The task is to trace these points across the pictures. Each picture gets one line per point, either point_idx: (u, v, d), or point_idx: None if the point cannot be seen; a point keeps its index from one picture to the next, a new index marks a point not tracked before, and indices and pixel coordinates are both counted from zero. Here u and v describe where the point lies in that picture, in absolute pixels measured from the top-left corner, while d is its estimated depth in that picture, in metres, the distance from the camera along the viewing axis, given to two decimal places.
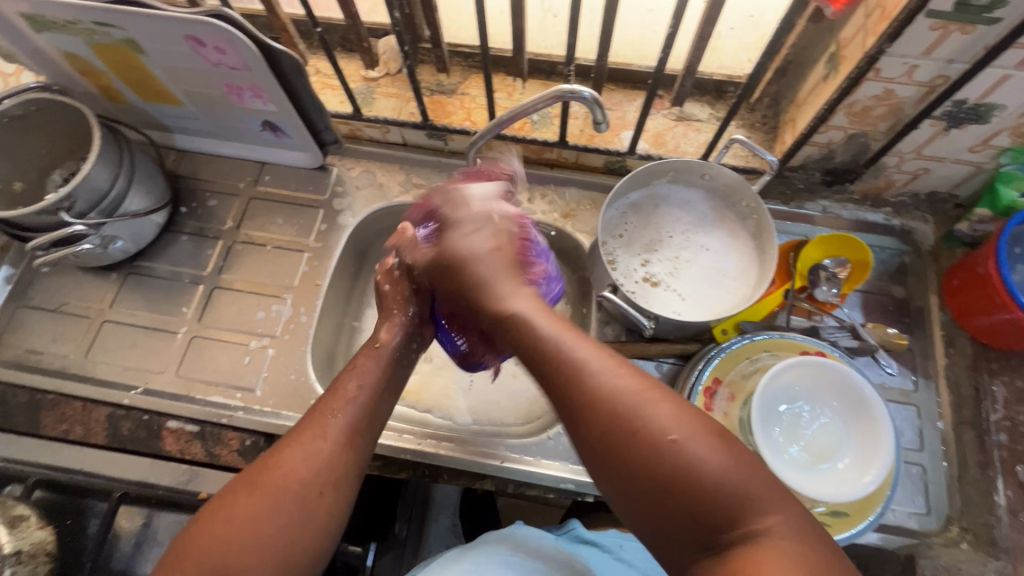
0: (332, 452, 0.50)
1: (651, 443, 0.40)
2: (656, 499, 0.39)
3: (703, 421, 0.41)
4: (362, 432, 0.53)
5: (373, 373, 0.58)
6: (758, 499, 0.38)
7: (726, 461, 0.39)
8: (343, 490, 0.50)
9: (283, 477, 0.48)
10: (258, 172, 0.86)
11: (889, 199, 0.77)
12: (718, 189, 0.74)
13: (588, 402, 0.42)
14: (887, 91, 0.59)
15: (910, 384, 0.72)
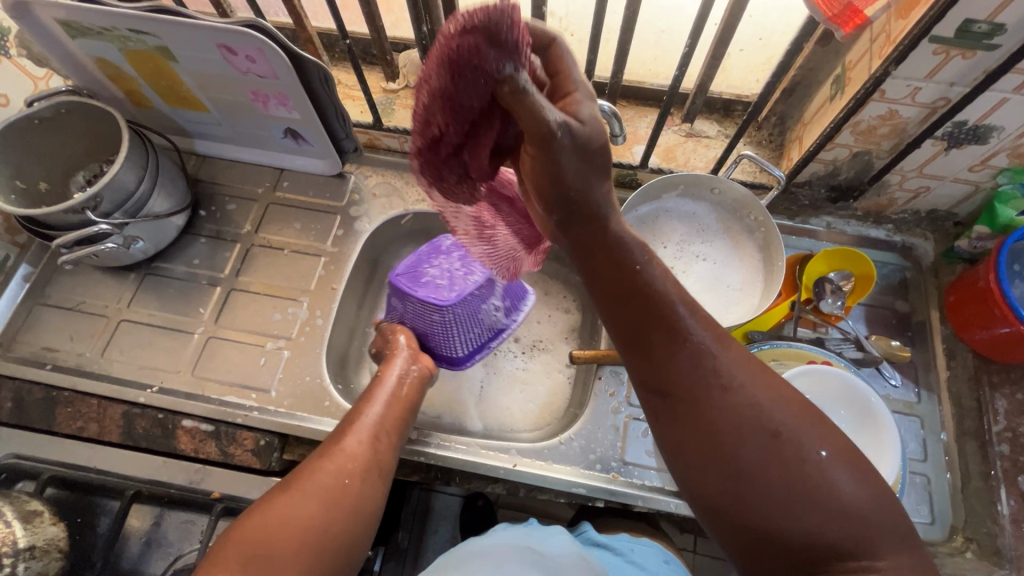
0: (363, 454, 0.56)
1: (786, 453, 0.41)
2: (776, 516, 0.40)
3: (837, 439, 0.42)
4: (379, 444, 0.59)
5: (385, 398, 0.65)
6: (881, 528, 0.39)
7: (864, 489, 0.40)
8: (368, 491, 0.54)
9: (323, 473, 0.52)
10: (277, 177, 0.88)
11: (890, 216, 0.80)
12: (726, 202, 0.76)
13: (721, 406, 0.43)
14: (891, 111, 0.62)
15: (913, 396, 0.73)
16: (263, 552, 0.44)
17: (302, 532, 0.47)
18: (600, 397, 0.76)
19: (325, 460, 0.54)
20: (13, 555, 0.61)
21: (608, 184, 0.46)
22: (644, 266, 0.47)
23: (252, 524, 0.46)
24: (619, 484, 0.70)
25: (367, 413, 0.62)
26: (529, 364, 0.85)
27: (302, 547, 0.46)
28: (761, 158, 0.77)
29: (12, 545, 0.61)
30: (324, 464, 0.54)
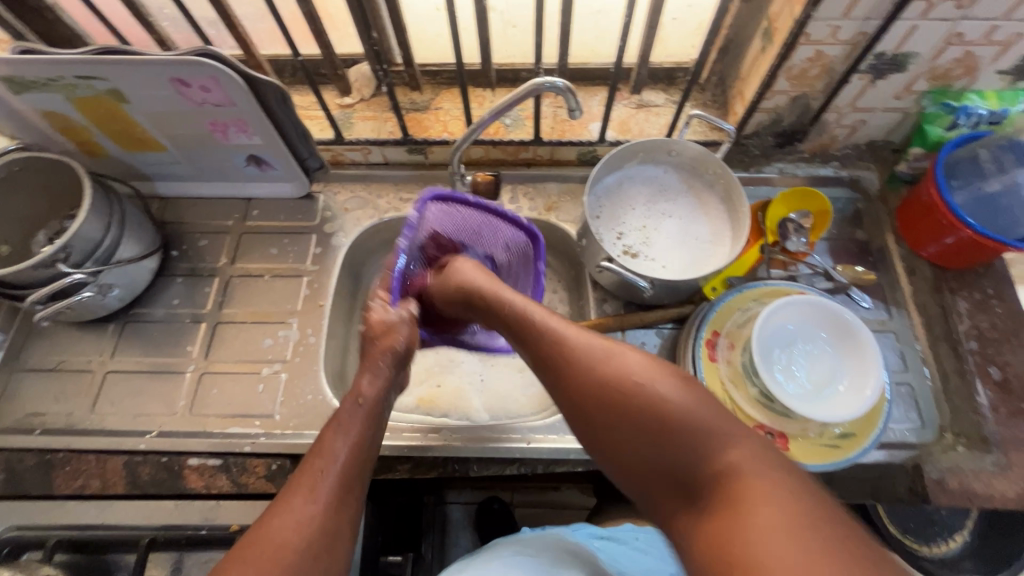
0: (328, 515, 0.46)
1: (622, 391, 0.45)
2: (631, 450, 0.44)
3: (662, 371, 0.46)
4: (354, 489, 0.50)
5: (357, 426, 0.54)
6: (711, 427, 0.42)
7: (688, 395, 0.44)
8: (342, 556, 0.46)
9: (287, 547, 0.43)
10: (246, 207, 0.88)
11: (835, 153, 0.86)
12: (684, 162, 0.80)
13: (571, 368, 0.49)
14: (818, 53, 0.67)
15: (885, 314, 0.78)
16: None
17: None
18: None
19: (291, 527, 0.44)
20: None
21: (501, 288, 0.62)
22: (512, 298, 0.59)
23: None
24: None
25: (337, 445, 0.51)
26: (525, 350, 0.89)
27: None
28: (710, 116, 0.81)
29: None
30: (287, 532, 0.44)
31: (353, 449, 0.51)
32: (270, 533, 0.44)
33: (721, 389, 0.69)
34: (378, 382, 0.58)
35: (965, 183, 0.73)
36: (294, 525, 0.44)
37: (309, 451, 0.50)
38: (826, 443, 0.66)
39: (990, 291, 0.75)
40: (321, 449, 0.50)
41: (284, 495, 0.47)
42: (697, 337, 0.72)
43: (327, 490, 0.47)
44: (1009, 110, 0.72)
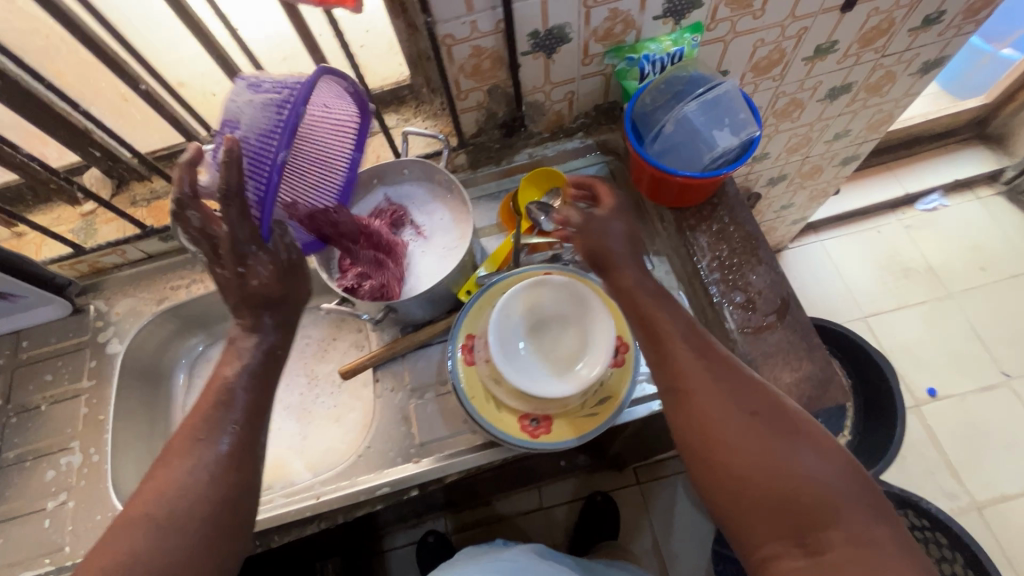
0: (220, 465, 0.53)
1: (776, 437, 0.53)
2: (749, 496, 0.52)
3: (818, 430, 0.54)
4: (249, 441, 0.55)
5: (249, 375, 0.58)
6: (852, 507, 0.50)
7: (831, 464, 0.52)
8: (236, 503, 0.53)
9: (172, 489, 0.51)
10: (15, 341, 0.85)
11: (573, 126, 0.88)
12: (421, 177, 0.82)
13: (694, 398, 0.56)
14: (475, 48, 0.69)
15: (648, 266, 0.81)
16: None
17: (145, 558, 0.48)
18: (384, 397, 0.76)
19: (193, 478, 0.52)
20: None
21: (629, 257, 0.63)
22: (640, 300, 0.61)
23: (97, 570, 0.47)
24: (420, 467, 0.70)
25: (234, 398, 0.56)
26: (340, 398, 0.89)
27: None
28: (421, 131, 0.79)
29: None
30: (186, 482, 0.51)
31: (248, 400, 0.57)
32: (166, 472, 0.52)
33: (481, 391, 0.68)
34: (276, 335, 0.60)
35: (651, 134, 0.75)
36: (193, 479, 0.52)
37: (207, 398, 0.56)
38: (588, 413, 0.67)
39: (726, 220, 0.77)
40: (220, 403, 0.56)
41: (181, 447, 0.53)
42: (452, 345, 0.71)
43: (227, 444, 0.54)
44: (683, 47, 0.75)
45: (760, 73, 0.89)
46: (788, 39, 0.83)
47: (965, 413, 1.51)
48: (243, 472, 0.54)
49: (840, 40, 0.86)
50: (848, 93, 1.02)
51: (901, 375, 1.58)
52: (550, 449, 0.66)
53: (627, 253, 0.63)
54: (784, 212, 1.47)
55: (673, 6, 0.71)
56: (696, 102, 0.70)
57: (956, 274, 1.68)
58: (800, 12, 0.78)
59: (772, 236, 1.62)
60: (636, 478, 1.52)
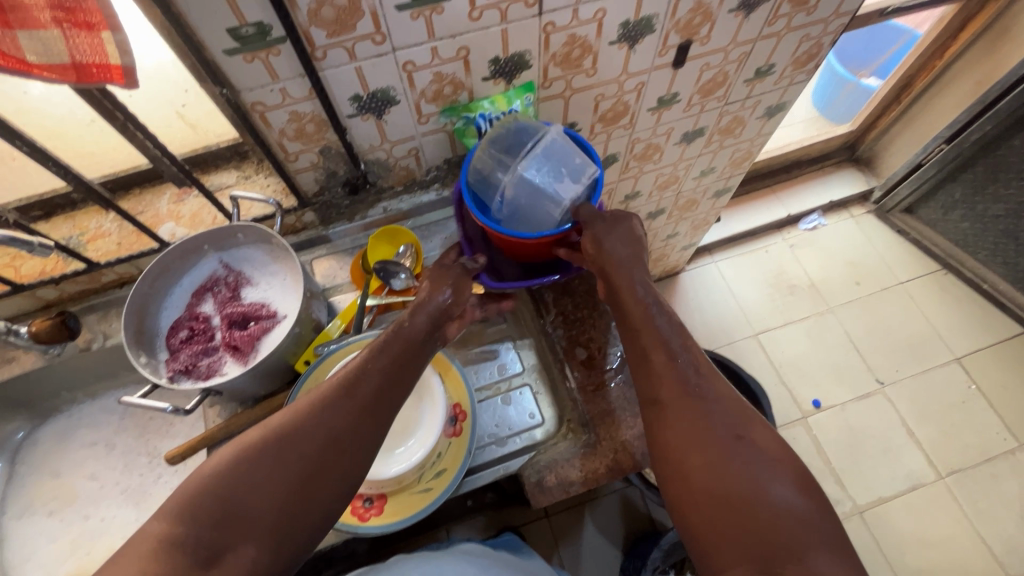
0: (349, 415, 0.56)
1: (749, 457, 0.53)
2: (711, 507, 0.51)
3: (795, 465, 0.53)
4: (383, 404, 0.59)
5: (398, 342, 0.63)
6: (820, 544, 0.47)
7: (802, 496, 0.51)
8: (354, 461, 0.55)
9: (309, 420, 0.55)
10: None
11: (427, 178, 0.86)
12: (258, 239, 0.77)
13: (669, 409, 0.58)
14: (293, 113, 0.66)
15: (501, 322, 0.79)
16: (236, 488, 0.49)
17: (269, 473, 0.51)
18: None
19: (324, 421, 0.55)
20: None
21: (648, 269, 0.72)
22: (649, 311, 0.66)
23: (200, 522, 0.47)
24: None
25: (377, 360, 0.61)
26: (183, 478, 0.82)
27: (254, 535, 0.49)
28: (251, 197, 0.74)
29: None
30: (317, 424, 0.55)
31: (388, 364, 0.61)
32: (298, 405, 0.57)
33: None
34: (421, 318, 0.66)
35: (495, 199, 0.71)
36: (328, 414, 0.55)
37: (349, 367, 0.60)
38: (422, 489, 0.65)
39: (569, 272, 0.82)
40: (356, 371, 0.59)
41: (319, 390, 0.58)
42: None
43: (361, 392, 0.58)
44: (518, 106, 0.75)
45: (609, 123, 0.91)
46: (628, 93, 0.85)
47: (845, 423, 1.61)
48: (362, 429, 0.56)
49: (680, 92, 0.90)
50: (702, 136, 1.06)
51: (789, 389, 1.66)
52: (382, 530, 0.63)
53: (634, 267, 0.70)
54: (671, 239, 1.52)
55: (499, 68, 0.71)
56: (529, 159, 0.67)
57: (835, 289, 1.80)
58: (632, 69, 0.80)
59: (666, 261, 1.68)
60: (544, 511, 1.52)
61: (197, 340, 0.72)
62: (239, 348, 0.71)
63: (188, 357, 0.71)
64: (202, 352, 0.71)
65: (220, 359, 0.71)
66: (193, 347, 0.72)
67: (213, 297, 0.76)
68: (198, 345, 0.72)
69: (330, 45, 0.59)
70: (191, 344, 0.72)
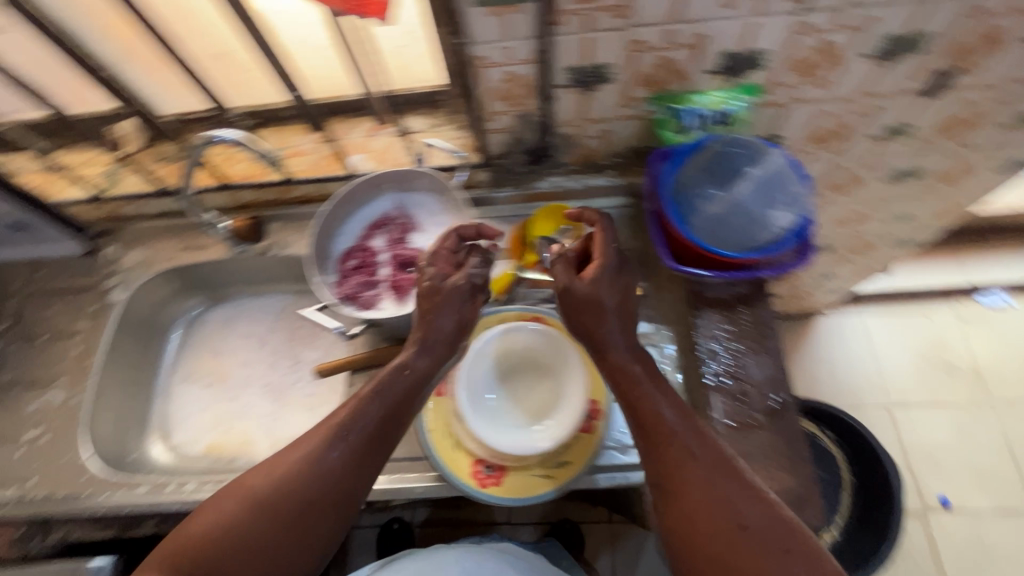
0: (333, 470, 0.54)
1: (764, 548, 0.49)
2: None
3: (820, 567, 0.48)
4: (370, 457, 0.56)
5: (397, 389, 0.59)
6: None
7: None
8: (332, 521, 0.54)
9: (294, 484, 0.53)
10: (32, 271, 0.90)
11: (604, 162, 0.83)
12: (434, 187, 0.80)
13: (684, 495, 0.52)
14: (509, 73, 0.65)
15: (647, 328, 0.76)
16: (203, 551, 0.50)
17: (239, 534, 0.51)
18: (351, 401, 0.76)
19: (309, 485, 0.53)
20: None
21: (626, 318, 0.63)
22: (640, 379, 0.59)
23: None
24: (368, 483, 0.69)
25: (366, 404, 0.57)
26: (317, 389, 0.89)
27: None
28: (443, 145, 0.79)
29: None
30: (300, 489, 0.53)
31: (376, 421, 0.57)
32: (274, 460, 0.55)
33: (443, 426, 0.67)
34: (375, 411, 0.57)
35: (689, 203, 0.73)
36: (315, 472, 0.54)
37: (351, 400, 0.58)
38: (541, 474, 0.64)
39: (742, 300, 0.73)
40: (357, 411, 0.57)
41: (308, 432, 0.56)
42: None
43: (343, 449, 0.55)
44: (733, 107, 0.69)
45: (818, 144, 0.81)
46: (855, 115, 0.76)
47: (973, 533, 1.40)
48: (350, 482, 0.55)
49: (915, 124, 0.78)
50: (914, 178, 0.93)
51: (913, 476, 1.47)
52: (498, 501, 0.64)
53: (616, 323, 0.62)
54: (824, 280, 1.38)
55: (729, 64, 0.65)
56: (745, 181, 0.73)
57: (1002, 381, 1.55)
58: (873, 91, 0.71)
59: (807, 300, 1.53)
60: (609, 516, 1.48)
61: (364, 272, 0.77)
62: (400, 291, 0.75)
63: (355, 285, 0.76)
64: (367, 285, 0.76)
65: (381, 295, 0.76)
66: (360, 278, 0.77)
67: (384, 234, 0.79)
68: (365, 277, 0.77)
69: (574, 10, 0.57)
70: (359, 274, 0.77)
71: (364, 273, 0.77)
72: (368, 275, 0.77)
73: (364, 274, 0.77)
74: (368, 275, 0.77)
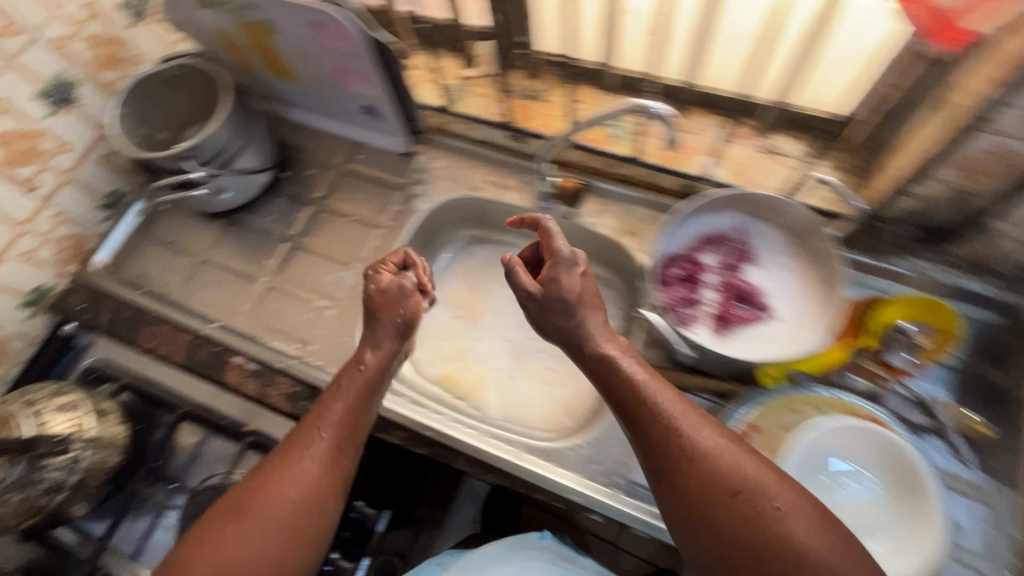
0: (311, 488, 0.54)
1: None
2: None
3: None
4: (333, 472, 0.56)
5: (353, 391, 0.60)
6: None
7: None
8: (329, 511, 0.55)
9: (283, 497, 0.53)
10: (353, 151, 0.95)
11: (997, 269, 0.67)
12: (793, 226, 0.71)
13: (683, 470, 0.51)
14: (1002, 146, 0.56)
15: (980, 480, 0.64)
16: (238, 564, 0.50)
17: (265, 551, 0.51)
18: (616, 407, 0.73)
19: (288, 508, 0.53)
20: (84, 443, 0.68)
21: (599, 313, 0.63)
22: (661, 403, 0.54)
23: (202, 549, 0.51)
24: (617, 501, 0.67)
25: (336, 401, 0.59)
26: (559, 367, 0.87)
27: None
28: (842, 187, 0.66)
29: (84, 433, 0.68)
30: (297, 510, 0.53)
31: (327, 446, 0.57)
32: (272, 476, 0.54)
33: None
34: (359, 384, 0.61)
35: None
36: (296, 483, 0.54)
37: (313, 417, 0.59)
38: None
39: None
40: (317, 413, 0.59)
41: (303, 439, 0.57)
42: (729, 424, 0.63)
43: (321, 444, 0.57)
44: None
45: None
46: None
47: None
48: (329, 501, 0.55)
49: None
50: None
51: None
52: None
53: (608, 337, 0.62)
54: None
55: None
56: None
57: None
58: None
59: None
60: None
61: (686, 286, 0.70)
62: (722, 323, 0.68)
63: (674, 297, 0.69)
64: (686, 302, 0.69)
65: (699, 317, 0.68)
66: (681, 291, 0.70)
67: (716, 254, 0.72)
68: (685, 292, 0.70)
69: None
70: (678, 287, 0.70)
71: (686, 288, 0.70)
72: (690, 292, 0.70)
73: (685, 288, 0.70)
74: (689, 291, 0.70)
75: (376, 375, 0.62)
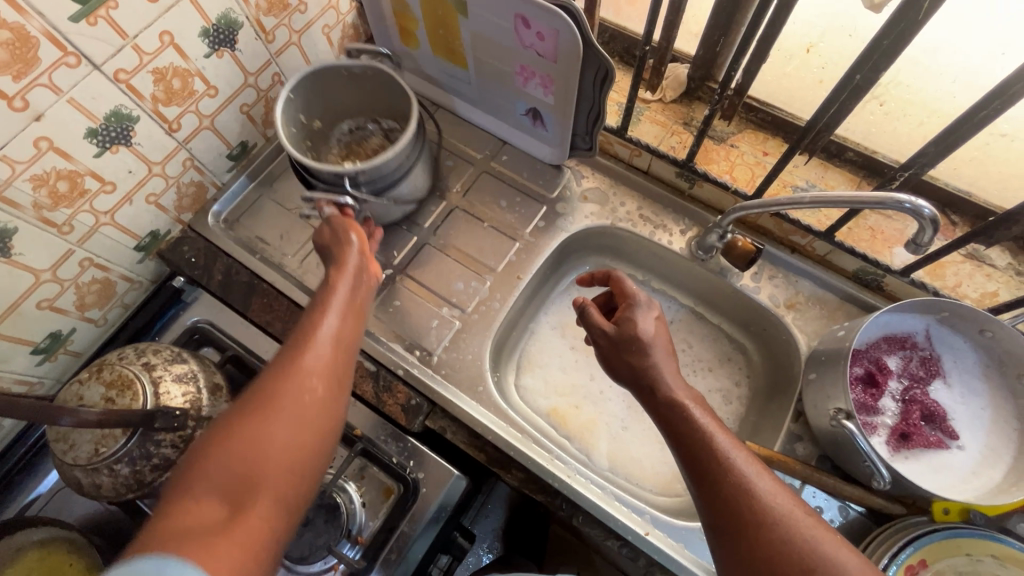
0: (321, 370, 0.52)
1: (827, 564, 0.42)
2: None
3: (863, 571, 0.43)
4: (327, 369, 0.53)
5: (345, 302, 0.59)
6: None
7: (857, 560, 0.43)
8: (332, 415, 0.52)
9: (290, 388, 0.50)
10: (498, 149, 0.89)
11: None
12: (995, 349, 0.64)
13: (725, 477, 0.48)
14: None
15: None
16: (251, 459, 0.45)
17: (259, 446, 0.46)
18: None
19: (299, 408, 0.49)
20: (194, 420, 0.62)
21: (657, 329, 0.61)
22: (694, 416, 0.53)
23: (210, 457, 0.45)
24: None
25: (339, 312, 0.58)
26: None
27: (295, 473, 0.47)
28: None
29: (197, 409, 0.63)
30: (302, 405, 0.50)
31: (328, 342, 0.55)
32: (276, 379, 0.50)
33: None
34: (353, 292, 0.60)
35: None
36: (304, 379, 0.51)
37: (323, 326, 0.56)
38: None
39: None
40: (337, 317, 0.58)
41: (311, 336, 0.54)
42: (898, 556, 0.58)
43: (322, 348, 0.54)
44: None
45: None
46: None
47: None
48: (330, 399, 0.52)
49: None
50: None
51: None
52: None
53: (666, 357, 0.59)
54: None
55: None
56: None
57: None
58: None
59: None
60: None
61: (868, 390, 0.65)
62: (903, 440, 0.63)
63: (855, 400, 0.64)
64: (866, 409, 0.64)
65: (878, 429, 0.63)
66: (863, 396, 0.65)
67: (905, 360, 0.66)
68: (867, 397, 0.65)
69: None
70: (861, 390, 0.65)
71: (869, 394, 0.65)
72: (872, 398, 0.65)
73: (867, 393, 0.65)
74: (871, 397, 0.65)
75: (362, 295, 0.62)
